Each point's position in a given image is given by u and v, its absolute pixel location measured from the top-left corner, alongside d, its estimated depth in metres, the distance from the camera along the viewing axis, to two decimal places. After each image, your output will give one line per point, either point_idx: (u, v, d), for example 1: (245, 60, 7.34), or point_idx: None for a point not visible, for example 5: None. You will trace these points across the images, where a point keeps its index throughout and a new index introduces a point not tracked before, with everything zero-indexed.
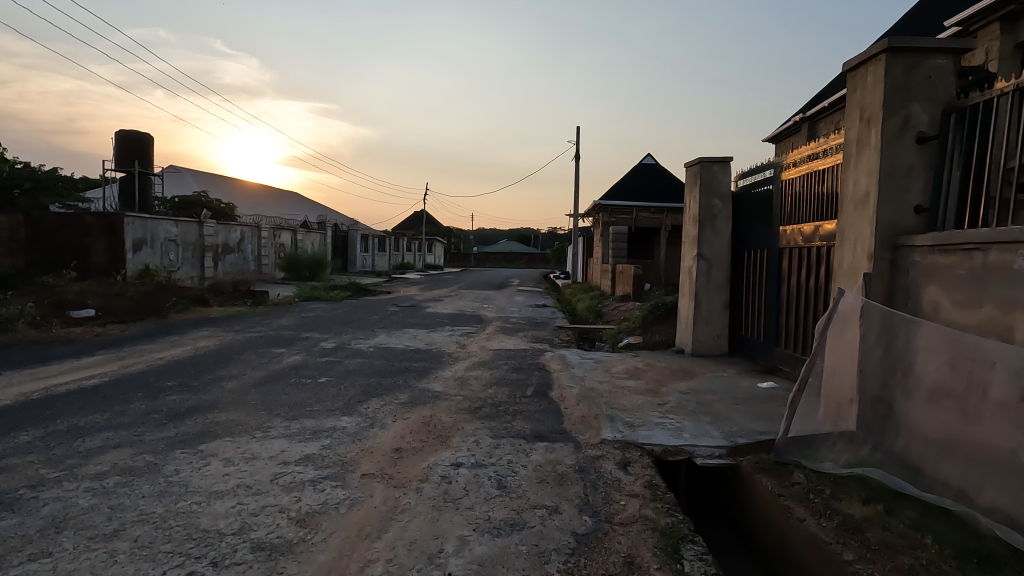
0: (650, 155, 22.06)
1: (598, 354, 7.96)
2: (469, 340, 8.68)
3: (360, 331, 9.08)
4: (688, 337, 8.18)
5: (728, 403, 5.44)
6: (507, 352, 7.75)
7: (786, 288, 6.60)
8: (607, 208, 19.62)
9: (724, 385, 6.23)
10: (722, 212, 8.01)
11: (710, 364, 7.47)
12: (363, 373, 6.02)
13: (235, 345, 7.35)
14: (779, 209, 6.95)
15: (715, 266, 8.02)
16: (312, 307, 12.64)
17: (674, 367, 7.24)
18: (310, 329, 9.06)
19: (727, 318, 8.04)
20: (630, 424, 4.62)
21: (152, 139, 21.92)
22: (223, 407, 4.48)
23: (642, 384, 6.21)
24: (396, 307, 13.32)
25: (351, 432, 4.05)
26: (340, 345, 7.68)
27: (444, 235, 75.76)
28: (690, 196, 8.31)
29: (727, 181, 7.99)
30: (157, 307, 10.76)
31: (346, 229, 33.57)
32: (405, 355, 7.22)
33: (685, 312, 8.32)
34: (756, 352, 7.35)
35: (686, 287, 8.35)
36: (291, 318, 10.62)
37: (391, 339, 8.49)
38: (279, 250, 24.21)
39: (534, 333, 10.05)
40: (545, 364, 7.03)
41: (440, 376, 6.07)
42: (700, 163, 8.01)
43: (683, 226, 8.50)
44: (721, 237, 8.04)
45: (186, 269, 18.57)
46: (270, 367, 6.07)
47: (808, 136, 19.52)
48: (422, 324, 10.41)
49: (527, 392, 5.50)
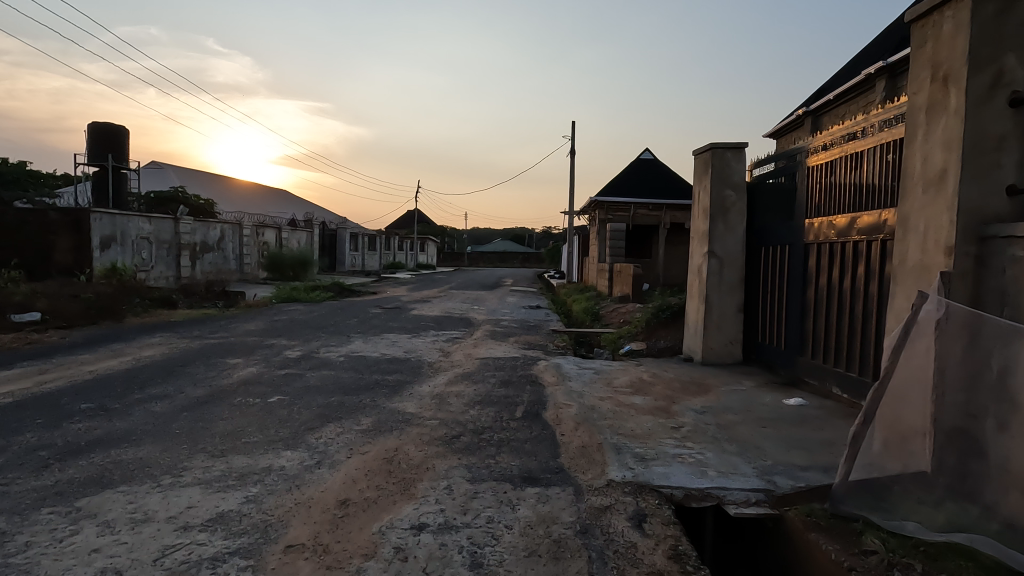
0: (649, 150, 21.23)
1: (597, 363, 7.11)
2: (454, 347, 7.80)
3: (334, 337, 8.20)
4: (696, 344, 7.36)
5: (754, 425, 4.61)
6: (495, 361, 6.89)
7: (813, 288, 5.80)
8: (604, 205, 18.78)
9: (745, 401, 5.39)
10: (736, 204, 7.19)
11: (724, 375, 6.64)
12: (325, 389, 5.15)
13: (185, 354, 6.45)
14: (804, 200, 6.13)
15: (727, 265, 7.19)
16: (287, 310, 11.71)
17: (684, 379, 6.40)
18: (278, 336, 8.16)
19: (740, 322, 7.22)
20: (641, 457, 3.77)
21: (128, 132, 21.02)
22: (135, 440, 3.59)
23: (649, 401, 5.36)
24: (379, 309, 12.42)
25: (289, 474, 3.17)
26: (306, 354, 6.79)
27: (437, 235, 74.84)
28: (700, 187, 7.46)
29: (742, 170, 7.15)
30: (114, 310, 9.84)
31: (334, 227, 32.61)
32: (379, 365, 6.36)
33: (693, 315, 7.48)
34: (775, 361, 6.55)
35: (694, 288, 7.52)
36: (261, 322, 9.71)
37: (367, 346, 7.61)
38: (262, 249, 23.25)
39: (526, 337, 9.20)
40: (538, 376, 6.18)
41: (415, 393, 5.20)
42: (711, 149, 7.15)
43: (691, 220, 7.65)
44: (734, 232, 7.20)
45: (161, 269, 17.60)
46: (216, 383, 5.18)
47: (812, 130, 18.73)
48: (405, 329, 9.52)
49: (516, 413, 4.64)
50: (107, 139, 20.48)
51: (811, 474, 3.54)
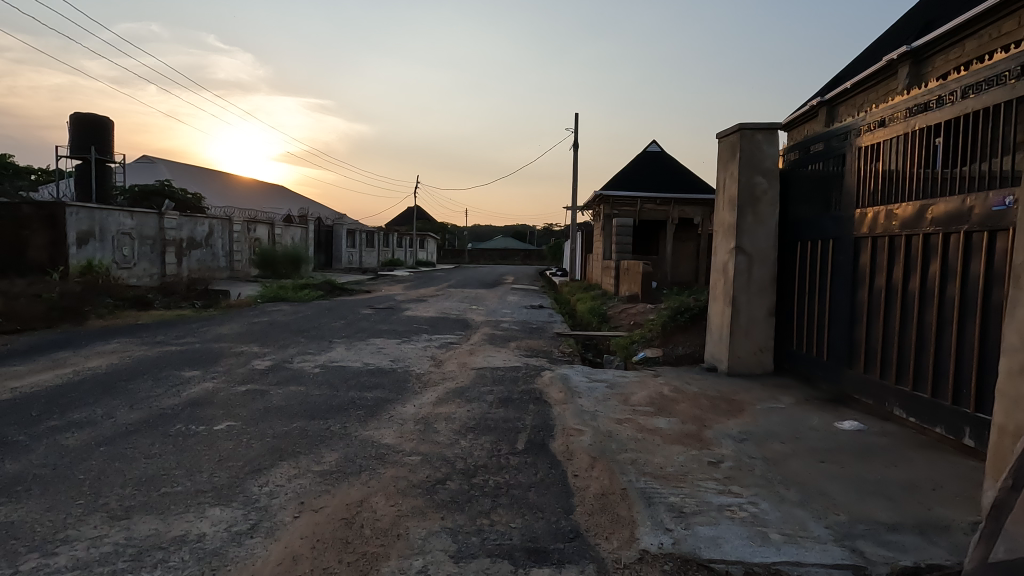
0: (656, 142, 20.30)
1: (609, 375, 6.25)
2: (448, 355, 6.94)
3: (314, 343, 7.35)
4: (721, 352, 6.53)
5: (810, 460, 3.75)
6: (493, 373, 6.03)
7: (865, 290, 4.95)
8: (610, 199, 17.90)
9: (788, 424, 4.54)
10: (767, 193, 6.32)
11: (755, 389, 5.78)
12: (287, 412, 4.29)
13: (136, 365, 5.60)
14: (852, 186, 5.26)
15: (756, 262, 6.34)
16: (270, 311, 10.86)
17: (710, 395, 5.55)
18: (252, 341, 7.32)
19: (772, 327, 6.39)
20: (679, 511, 2.92)
21: (112, 123, 20.22)
22: (16, 494, 2.73)
23: (676, 424, 4.51)
24: (370, 310, 11.57)
25: (206, 550, 2.32)
26: (278, 364, 5.95)
27: (437, 231, 74.06)
28: (725, 173, 6.58)
29: (774, 154, 6.27)
30: (78, 311, 8.99)
31: (331, 224, 31.80)
32: (359, 378, 5.51)
33: (716, 319, 6.64)
34: (814, 373, 5.73)
35: (717, 289, 6.69)
36: (238, 325, 8.87)
37: (349, 353, 6.76)
38: (254, 246, 22.42)
39: (528, 343, 8.35)
40: (542, 391, 5.32)
41: (396, 416, 4.35)
42: (739, 130, 6.27)
43: (715, 211, 6.76)
44: (764, 224, 6.34)
45: (144, 266, 16.77)
46: (158, 403, 4.33)
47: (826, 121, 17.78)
48: (395, 333, 8.66)
49: (517, 444, 3.79)
50: (90, 130, 19.63)
51: (906, 538, 2.69)
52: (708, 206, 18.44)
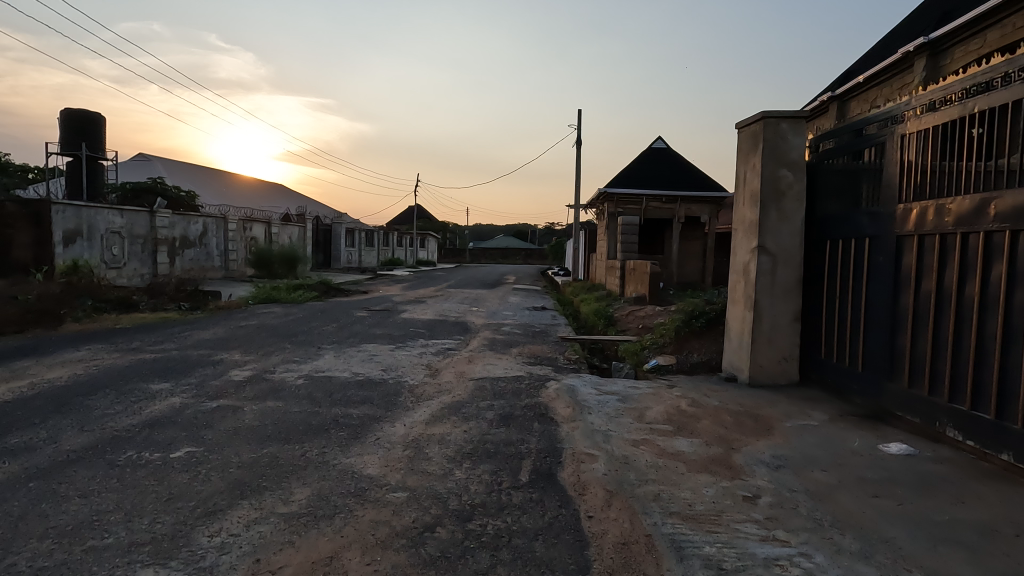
0: (661, 138, 19.76)
1: (621, 387, 5.73)
2: (444, 364, 6.42)
3: (301, 349, 6.84)
4: (741, 360, 6.01)
5: (861, 495, 3.23)
6: (493, 384, 5.51)
7: (910, 294, 4.42)
8: (614, 196, 17.54)
9: (827, 447, 4.02)
10: (793, 187, 5.78)
11: (782, 403, 5.26)
12: (259, 434, 3.77)
13: (100, 376, 5.09)
14: (892, 179, 4.73)
15: (781, 263, 5.81)
16: (260, 313, 10.36)
17: (733, 410, 5.03)
18: (234, 347, 6.81)
19: (797, 334, 5.87)
20: (718, 568, 2.40)
21: (104, 119, 19.78)
22: None
23: (700, 447, 3.99)
24: (365, 312, 11.07)
25: None
26: (258, 374, 5.44)
27: (439, 231, 73.58)
28: (745, 166, 6.04)
29: (801, 145, 5.74)
30: (54, 314, 8.50)
31: (329, 222, 31.34)
32: (346, 391, 5.00)
33: (736, 325, 6.12)
34: (848, 385, 5.21)
35: (736, 291, 6.18)
36: (224, 328, 8.38)
37: (338, 361, 6.25)
38: (249, 245, 21.94)
39: (532, 348, 7.83)
40: (548, 407, 4.80)
41: (383, 439, 3.83)
42: (762, 118, 5.73)
43: (734, 207, 6.23)
44: (790, 221, 5.81)
45: (134, 266, 16.28)
46: (114, 424, 3.82)
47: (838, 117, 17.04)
48: (389, 337, 8.14)
49: (521, 475, 3.27)
50: (81, 127, 19.16)
51: None
52: (714, 204, 18.07)
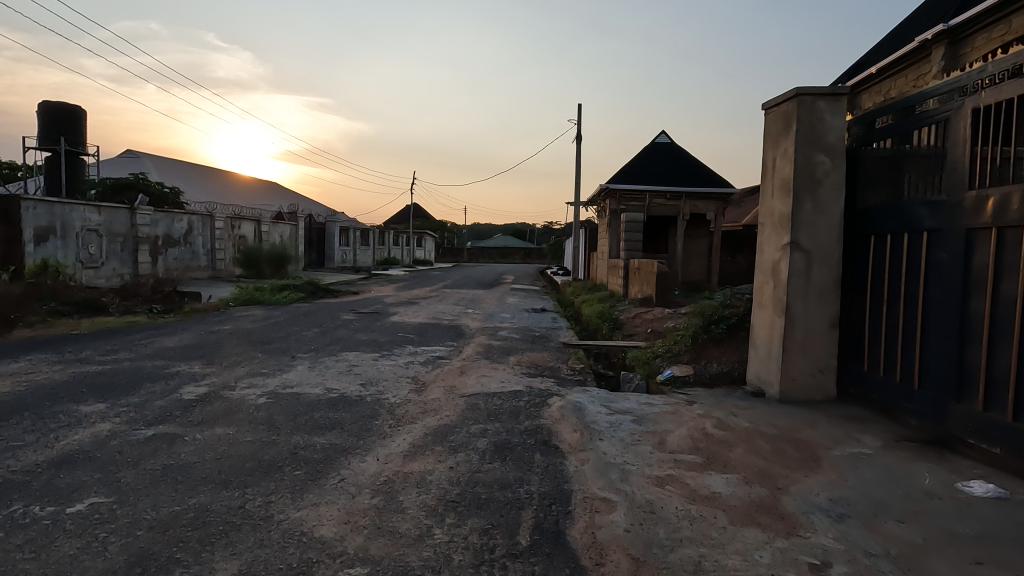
0: (665, 132, 19.05)
1: (633, 404, 4.99)
2: (433, 376, 5.67)
3: (273, 359, 6.09)
4: (770, 372, 5.28)
5: (958, 560, 2.49)
6: (487, 402, 4.76)
7: (986, 299, 3.68)
8: (617, 193, 16.82)
9: (894, 487, 3.29)
10: (830, 174, 5.04)
11: (822, 424, 4.54)
12: (193, 476, 3.02)
13: (25, 395, 4.34)
14: (958, 162, 3.98)
15: (816, 262, 5.08)
16: (238, 316, 9.60)
17: (768, 433, 4.29)
18: (197, 357, 6.06)
19: (835, 343, 5.13)
20: None
21: (85, 113, 19.01)
22: None
23: (740, 487, 3.25)
24: (352, 315, 10.32)
25: None
26: (215, 391, 4.69)
27: (436, 230, 72.81)
28: (775, 151, 5.31)
29: (840, 127, 5.01)
30: (7, 319, 7.73)
31: (323, 221, 30.57)
32: (313, 412, 4.25)
33: (763, 332, 5.40)
34: (900, 404, 4.48)
35: (764, 293, 5.45)
36: (194, 334, 7.64)
37: (312, 374, 5.50)
38: (238, 243, 21.16)
39: (531, 356, 7.09)
40: (551, 432, 4.07)
41: (349, 479, 3.08)
42: (797, 96, 5.00)
43: (762, 198, 5.49)
44: (828, 214, 5.07)
45: (114, 265, 15.51)
46: (13, 464, 3.07)
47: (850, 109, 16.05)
48: (375, 344, 7.39)
49: (520, 537, 2.53)
50: (59, 120, 18.39)
51: None
52: (720, 200, 17.41)
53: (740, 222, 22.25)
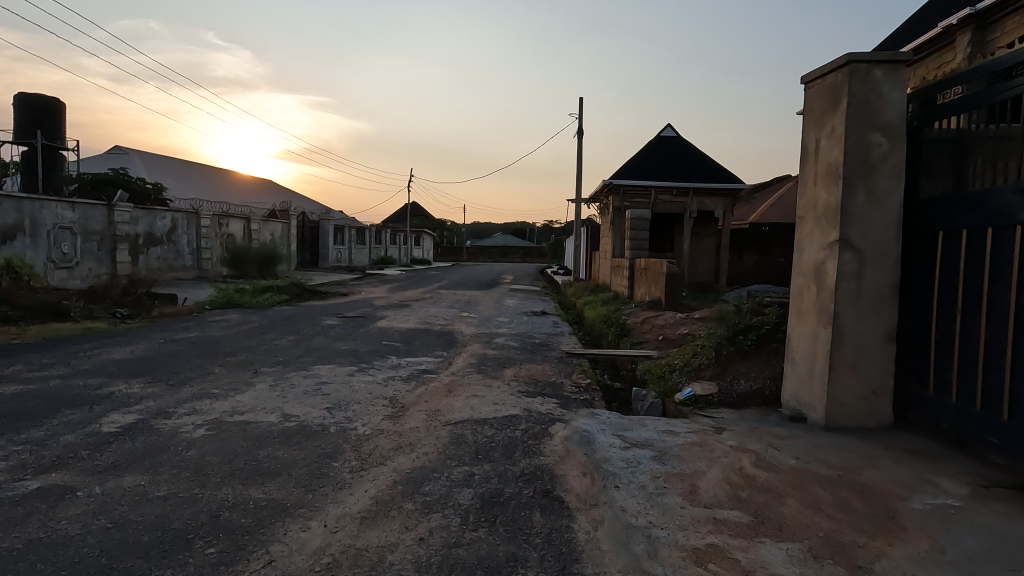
0: (670, 126, 18.26)
1: (652, 433, 4.16)
2: (415, 397, 4.83)
3: (231, 375, 5.25)
4: (812, 394, 4.46)
5: None
6: (475, 433, 3.93)
7: None
8: (621, 189, 16.01)
9: (1013, 565, 2.46)
10: (888, 158, 4.21)
11: (886, 461, 3.70)
12: (60, 561, 2.19)
13: None
14: None
15: (870, 264, 4.26)
16: (210, 322, 8.76)
17: (824, 475, 3.46)
18: (143, 372, 5.22)
19: (891, 360, 4.31)
20: None
21: (63, 105, 18.33)
22: None
23: (809, 568, 2.41)
24: (336, 320, 9.48)
25: None
26: (144, 420, 3.86)
27: (435, 229, 72.05)
28: (820, 131, 4.47)
29: (900, 101, 4.18)
30: None
31: (317, 219, 29.76)
32: (257, 450, 3.40)
33: (804, 346, 4.58)
34: (980, 438, 3.66)
35: (803, 299, 4.63)
36: (151, 343, 6.79)
37: (271, 394, 4.67)
38: (225, 242, 20.33)
39: (531, 369, 6.27)
40: (555, 478, 3.24)
41: (279, 561, 2.25)
42: (849, 64, 4.17)
43: (804, 186, 4.66)
44: (884, 206, 4.24)
45: (89, 265, 14.67)
46: None
47: None
48: (353, 354, 6.55)
49: None
50: (35, 113, 17.68)
51: None
52: (728, 197, 16.62)
53: (747, 221, 21.45)
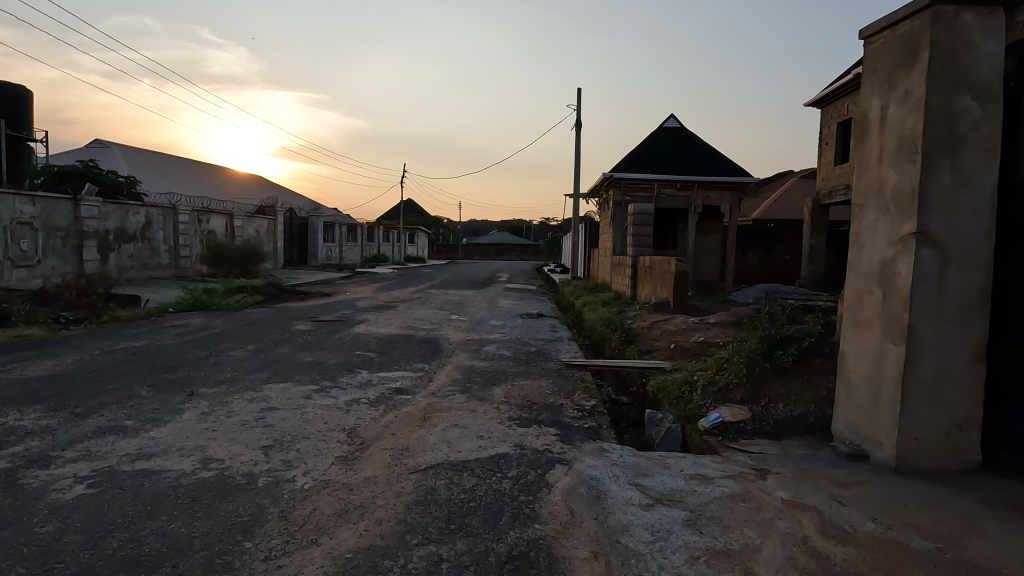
0: (674, 116, 17.36)
1: (680, 482, 3.23)
2: (380, 429, 3.90)
3: (158, 399, 4.30)
4: (876, 428, 3.54)
5: None
6: (450, 485, 3.01)
7: None
8: (622, 182, 15.12)
9: None
10: (979, 128, 3.29)
11: (993, 526, 2.79)
12: None
13: None
14: None
15: (955, 263, 3.34)
16: (165, 328, 7.78)
17: (922, 553, 2.54)
18: (47, 396, 4.25)
19: (980, 385, 3.40)
20: None
21: (31, 94, 17.48)
22: None
23: None
24: (309, 325, 8.50)
25: None
26: (9, 472, 2.90)
27: (430, 226, 71.02)
28: (889, 95, 3.55)
29: (996, 55, 3.26)
30: None
31: (306, 215, 28.74)
32: (143, 523, 2.46)
33: (864, 367, 3.66)
34: None
35: (862, 308, 3.72)
36: (81, 355, 5.82)
37: (197, 427, 3.72)
38: (205, 239, 19.32)
39: (524, 386, 5.34)
40: (557, 565, 2.31)
41: None
42: (932, 5, 3.24)
43: (866, 166, 3.73)
44: (974, 190, 3.32)
45: (52, 264, 13.66)
46: None
47: None
48: (316, 368, 5.59)
49: None
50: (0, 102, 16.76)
51: None
52: (735, 191, 15.76)
53: (752, 217, 20.59)
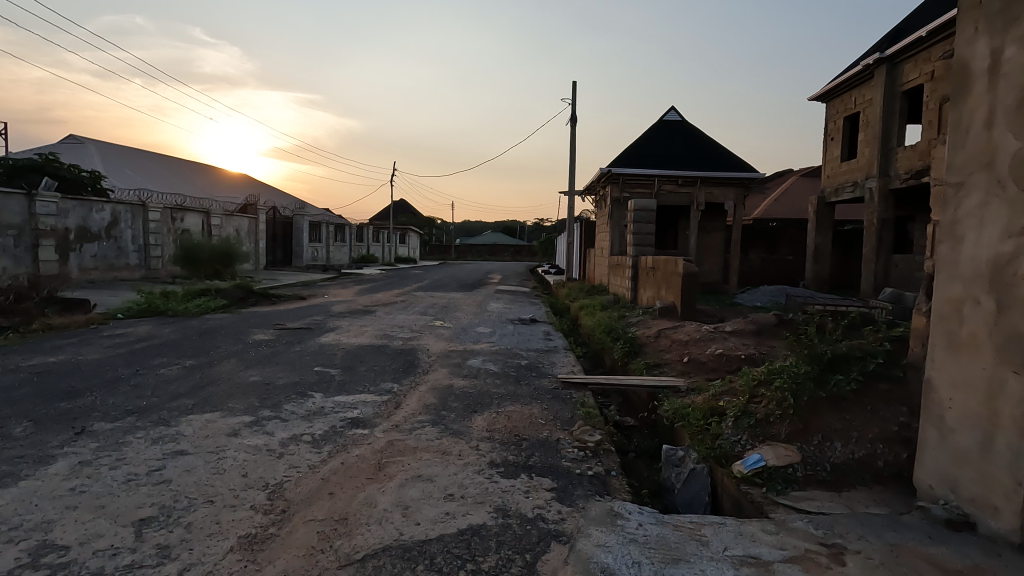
0: (675, 108, 16.44)
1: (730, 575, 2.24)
2: (317, 484, 2.91)
3: (30, 441, 3.27)
4: (987, 487, 2.58)
5: None
6: None
7: None
8: (620, 178, 14.07)
9: None
10: None
11: None
12: None
13: None
14: None
15: None
16: (99, 339, 6.74)
17: None
18: None
19: None
20: None
21: None
22: None
23: None
24: (269, 334, 7.47)
25: None
26: None
27: (422, 227, 69.95)
28: (1006, 33, 2.59)
29: None
30: None
31: (290, 214, 27.63)
32: None
33: (967, 403, 2.70)
34: None
35: (963, 322, 2.76)
36: None
37: (56, 488, 2.69)
38: (178, 238, 18.19)
39: (512, 414, 4.37)
40: None
41: None
42: None
43: (969, 133, 2.77)
44: None
45: (4, 265, 12.54)
46: None
47: (888, 83, 14.34)
48: (260, 391, 4.58)
49: None
50: None
51: None
52: (740, 187, 14.85)
53: (753, 216, 19.76)
